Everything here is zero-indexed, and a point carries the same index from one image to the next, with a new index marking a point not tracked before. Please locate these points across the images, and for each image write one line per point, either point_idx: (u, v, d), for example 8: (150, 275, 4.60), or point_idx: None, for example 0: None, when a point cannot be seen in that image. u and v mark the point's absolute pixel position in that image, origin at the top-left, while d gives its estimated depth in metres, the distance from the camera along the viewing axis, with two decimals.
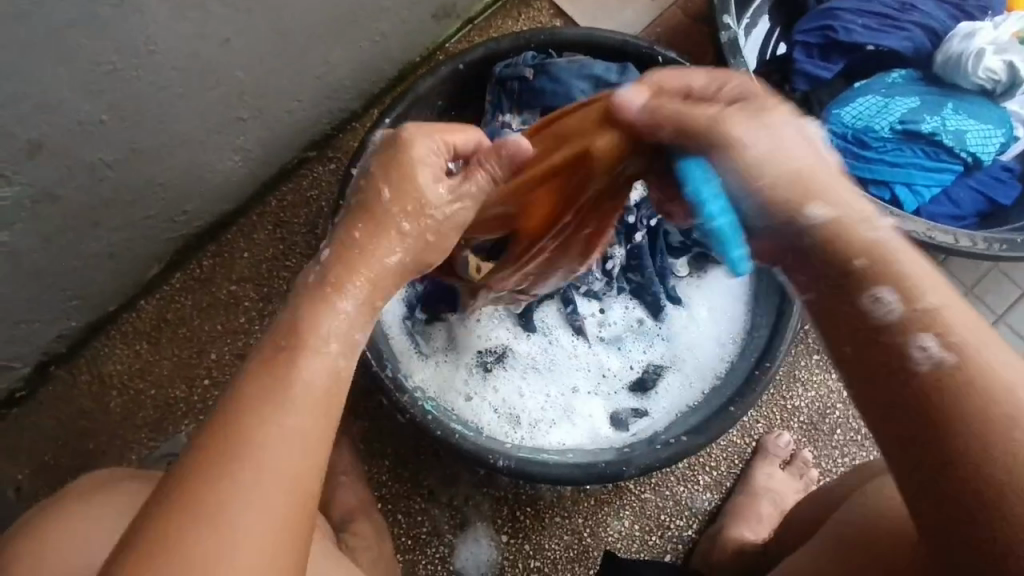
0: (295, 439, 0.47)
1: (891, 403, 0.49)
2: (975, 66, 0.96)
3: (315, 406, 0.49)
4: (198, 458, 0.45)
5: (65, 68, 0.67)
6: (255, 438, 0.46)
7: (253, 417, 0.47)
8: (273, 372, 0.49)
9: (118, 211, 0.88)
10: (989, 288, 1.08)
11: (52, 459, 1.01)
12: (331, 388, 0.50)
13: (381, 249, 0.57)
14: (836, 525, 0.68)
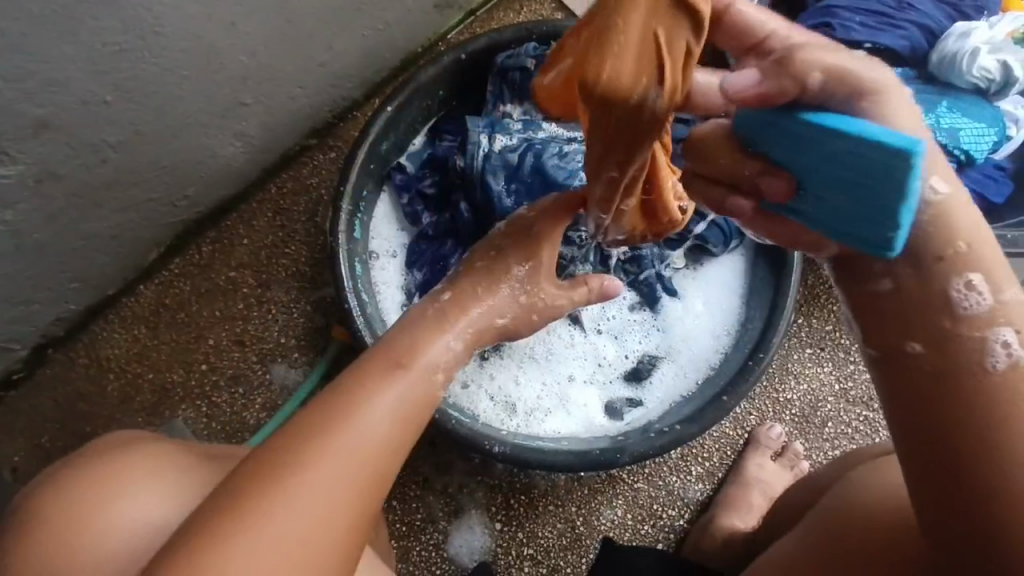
0: (379, 430, 0.53)
1: (914, 393, 0.53)
2: (970, 65, 0.97)
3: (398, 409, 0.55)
4: (293, 431, 0.52)
5: (71, 47, 0.68)
6: (345, 425, 0.52)
7: (346, 404, 0.54)
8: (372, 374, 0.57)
9: (120, 193, 0.88)
10: None
11: (49, 441, 1.02)
12: (417, 401, 0.57)
13: (492, 310, 0.65)
14: (823, 509, 0.69)
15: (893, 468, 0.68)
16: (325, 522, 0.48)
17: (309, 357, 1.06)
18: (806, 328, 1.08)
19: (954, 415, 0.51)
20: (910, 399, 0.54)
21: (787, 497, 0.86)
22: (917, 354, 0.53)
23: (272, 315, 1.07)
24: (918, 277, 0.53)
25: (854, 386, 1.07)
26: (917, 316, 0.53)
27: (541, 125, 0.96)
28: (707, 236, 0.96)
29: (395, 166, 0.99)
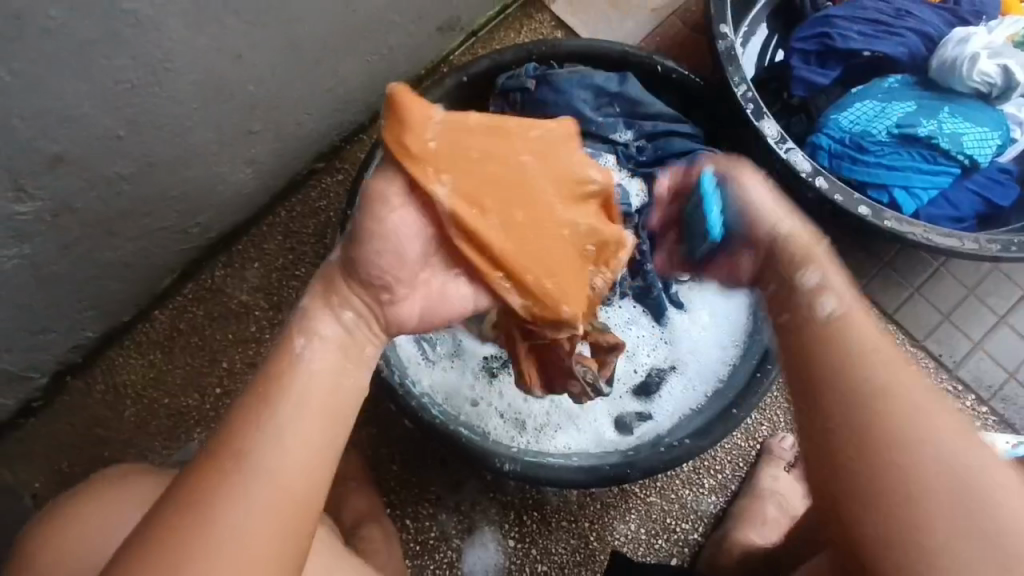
0: (294, 451, 0.50)
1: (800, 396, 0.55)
2: (970, 70, 0.97)
3: (316, 425, 0.51)
4: (202, 466, 0.49)
5: (85, 84, 0.70)
6: (254, 443, 0.49)
7: (253, 435, 0.50)
8: (273, 388, 0.51)
9: (134, 222, 0.90)
10: (990, 290, 1.09)
11: (68, 467, 1.03)
12: (327, 411, 0.52)
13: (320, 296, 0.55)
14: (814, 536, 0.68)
15: None
16: (251, 551, 0.46)
17: None
18: None
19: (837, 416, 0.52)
20: (803, 384, 0.55)
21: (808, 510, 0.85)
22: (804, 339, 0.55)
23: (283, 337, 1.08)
24: (789, 291, 0.58)
25: None
26: (793, 313, 0.57)
27: None
28: None
29: None
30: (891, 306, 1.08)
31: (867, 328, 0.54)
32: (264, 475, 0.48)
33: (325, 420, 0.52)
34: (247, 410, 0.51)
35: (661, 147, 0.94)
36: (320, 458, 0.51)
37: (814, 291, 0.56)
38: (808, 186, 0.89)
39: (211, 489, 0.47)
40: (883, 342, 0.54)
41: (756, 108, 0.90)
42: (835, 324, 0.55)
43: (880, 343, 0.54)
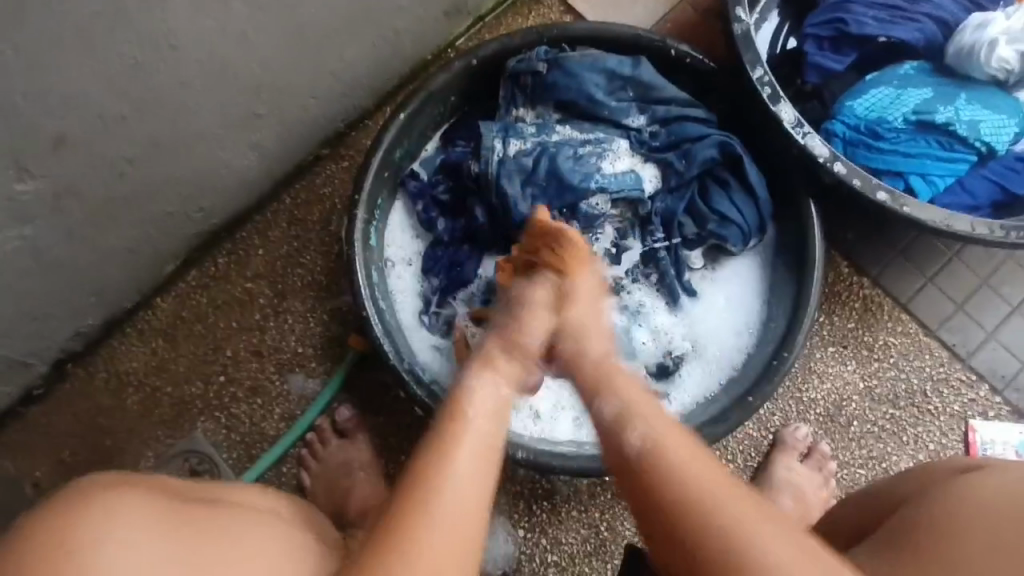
0: (475, 474, 0.56)
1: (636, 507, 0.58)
2: (988, 56, 0.95)
3: (481, 453, 0.58)
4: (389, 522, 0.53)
5: (88, 62, 0.68)
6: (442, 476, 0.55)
7: (436, 461, 0.56)
8: (442, 426, 0.60)
9: (136, 207, 0.88)
10: (1005, 278, 1.08)
11: (70, 455, 1.02)
12: (493, 441, 0.60)
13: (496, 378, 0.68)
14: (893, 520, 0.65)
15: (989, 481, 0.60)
16: None
17: (327, 366, 1.06)
18: (828, 326, 1.06)
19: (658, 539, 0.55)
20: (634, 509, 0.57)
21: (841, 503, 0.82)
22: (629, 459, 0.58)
23: (289, 325, 1.07)
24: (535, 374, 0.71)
25: (880, 384, 1.06)
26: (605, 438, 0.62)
27: (554, 128, 0.94)
28: (727, 235, 0.93)
29: (408, 174, 0.98)
30: (904, 296, 1.07)
31: (679, 443, 0.58)
32: (454, 490, 0.54)
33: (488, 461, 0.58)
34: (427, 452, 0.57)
35: (675, 132, 0.93)
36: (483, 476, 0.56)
37: (626, 426, 0.61)
38: (825, 171, 0.87)
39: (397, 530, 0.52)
40: (696, 464, 0.56)
41: (772, 92, 0.88)
42: (648, 449, 0.58)
43: (690, 462, 0.57)
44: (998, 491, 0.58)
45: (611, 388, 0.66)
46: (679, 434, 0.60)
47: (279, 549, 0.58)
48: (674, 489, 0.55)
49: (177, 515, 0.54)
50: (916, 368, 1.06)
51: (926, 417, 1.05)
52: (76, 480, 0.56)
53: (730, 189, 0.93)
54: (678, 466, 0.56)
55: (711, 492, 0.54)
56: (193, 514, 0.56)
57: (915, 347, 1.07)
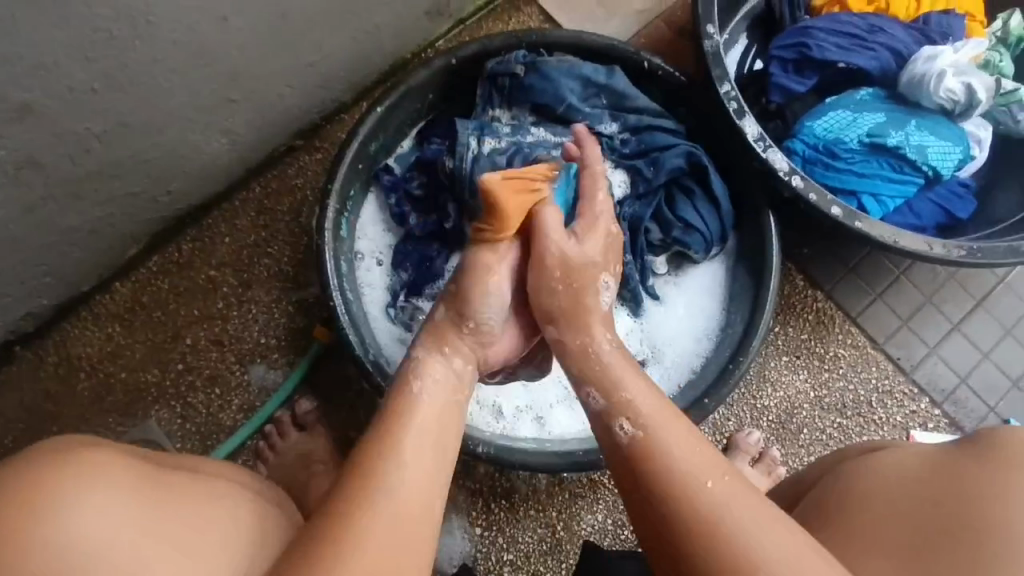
0: (420, 466, 0.57)
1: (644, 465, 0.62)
2: (937, 86, 1.02)
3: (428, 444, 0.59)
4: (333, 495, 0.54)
5: (60, 31, 0.67)
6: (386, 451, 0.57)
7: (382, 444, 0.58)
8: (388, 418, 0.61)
9: (100, 185, 0.86)
10: (947, 297, 1.14)
11: (13, 441, 0.98)
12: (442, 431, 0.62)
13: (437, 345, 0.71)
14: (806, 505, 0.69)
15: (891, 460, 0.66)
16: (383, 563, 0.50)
17: (290, 358, 1.04)
18: (782, 336, 1.11)
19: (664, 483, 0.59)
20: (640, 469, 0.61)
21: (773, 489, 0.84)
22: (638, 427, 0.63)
23: (252, 315, 1.05)
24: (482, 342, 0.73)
25: (829, 393, 1.10)
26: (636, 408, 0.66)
27: (528, 129, 0.96)
28: (690, 242, 0.97)
29: (382, 168, 0.99)
30: (854, 310, 1.13)
31: (673, 433, 0.62)
32: (394, 487, 0.55)
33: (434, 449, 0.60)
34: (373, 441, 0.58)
35: (645, 141, 0.96)
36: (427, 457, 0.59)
37: (614, 418, 0.65)
38: (785, 185, 0.91)
39: (334, 518, 0.52)
40: (686, 447, 0.61)
41: (738, 107, 0.92)
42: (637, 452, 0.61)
43: (682, 447, 0.61)
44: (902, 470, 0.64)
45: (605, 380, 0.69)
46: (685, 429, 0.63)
47: (244, 517, 0.60)
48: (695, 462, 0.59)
49: (152, 479, 0.56)
50: (863, 379, 1.11)
51: (871, 427, 1.10)
52: (43, 441, 0.55)
53: (695, 199, 0.96)
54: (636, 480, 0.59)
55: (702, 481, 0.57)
56: (166, 480, 0.57)
57: (862, 359, 1.12)
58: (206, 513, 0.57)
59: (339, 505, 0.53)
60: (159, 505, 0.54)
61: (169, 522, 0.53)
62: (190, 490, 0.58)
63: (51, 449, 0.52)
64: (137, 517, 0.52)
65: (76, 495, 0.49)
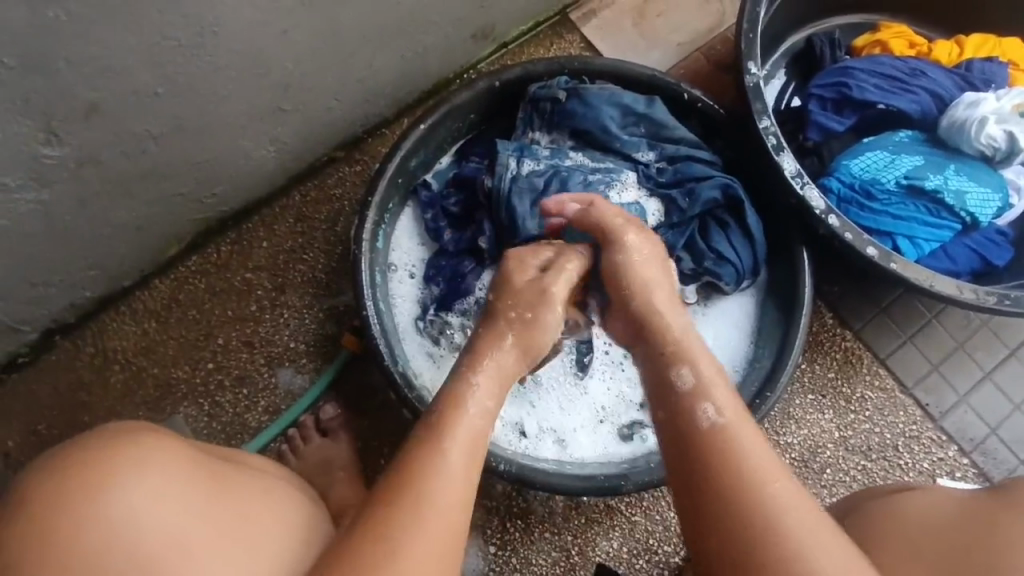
0: (460, 476, 0.58)
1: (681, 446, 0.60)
2: (978, 132, 1.02)
3: (467, 462, 0.59)
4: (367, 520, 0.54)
5: (132, 37, 0.70)
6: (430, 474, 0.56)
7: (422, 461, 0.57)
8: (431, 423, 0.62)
9: (152, 184, 0.90)
10: (978, 344, 1.12)
11: (45, 428, 1.01)
12: (480, 442, 0.61)
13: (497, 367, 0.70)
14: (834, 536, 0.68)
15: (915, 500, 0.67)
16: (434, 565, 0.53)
17: (317, 364, 1.06)
18: (809, 373, 1.10)
19: (707, 484, 0.57)
20: (682, 455, 0.59)
21: None
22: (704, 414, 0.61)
23: (283, 320, 1.07)
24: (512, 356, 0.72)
25: (854, 435, 1.09)
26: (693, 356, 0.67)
27: (567, 153, 0.98)
28: (721, 275, 0.97)
29: (420, 183, 1.01)
30: (883, 352, 1.11)
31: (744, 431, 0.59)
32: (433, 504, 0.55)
33: (467, 468, 0.59)
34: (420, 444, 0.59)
35: (681, 171, 0.97)
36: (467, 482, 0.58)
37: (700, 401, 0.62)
38: (821, 223, 0.91)
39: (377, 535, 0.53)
40: (761, 448, 0.58)
41: (776, 142, 0.93)
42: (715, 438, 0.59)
43: (758, 445, 0.59)
44: (926, 508, 0.64)
45: (697, 362, 0.66)
46: (752, 424, 0.60)
47: (292, 511, 0.62)
48: (745, 454, 0.57)
49: (204, 468, 0.57)
50: (889, 422, 1.09)
51: (897, 472, 1.08)
52: (101, 428, 0.57)
53: (729, 232, 0.97)
54: (738, 444, 0.58)
55: (767, 462, 0.57)
56: (215, 468, 0.59)
57: (890, 403, 1.10)
58: (252, 500, 0.59)
59: (374, 523, 0.54)
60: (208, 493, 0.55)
61: (221, 510, 0.55)
62: (239, 481, 0.60)
63: (100, 440, 0.54)
64: (172, 506, 0.52)
65: (116, 484, 0.51)
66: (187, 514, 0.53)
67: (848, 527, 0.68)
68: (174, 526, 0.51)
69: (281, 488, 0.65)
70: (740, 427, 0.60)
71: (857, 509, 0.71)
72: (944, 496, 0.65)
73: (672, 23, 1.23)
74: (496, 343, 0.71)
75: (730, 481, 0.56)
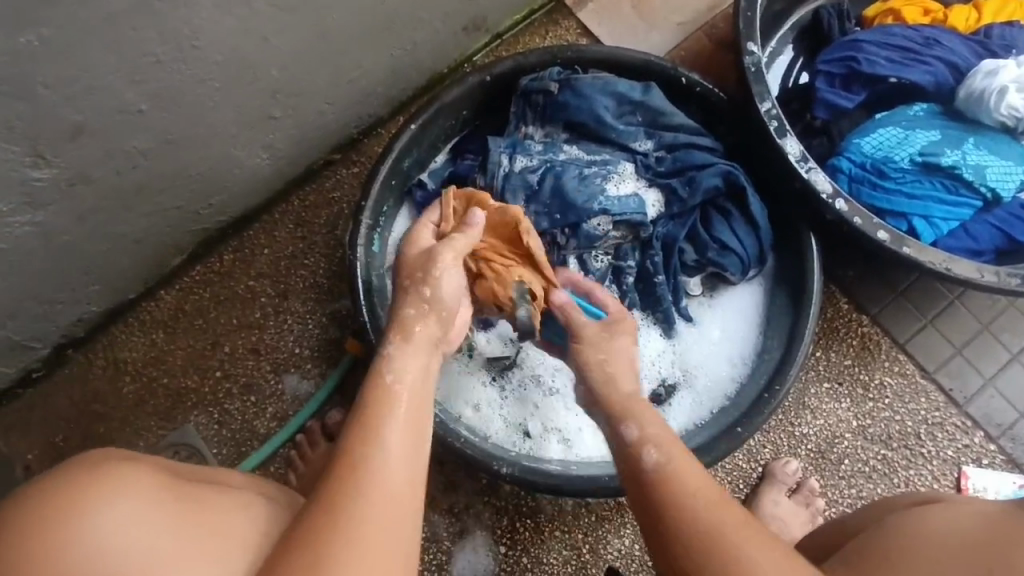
0: (399, 460, 0.56)
1: (632, 480, 0.66)
2: (998, 102, 0.96)
3: (408, 443, 0.58)
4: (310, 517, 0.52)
5: (110, 56, 0.70)
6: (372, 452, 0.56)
7: (362, 445, 0.56)
8: (367, 409, 0.60)
9: (147, 198, 0.90)
10: (1005, 325, 1.07)
11: (62, 440, 1.03)
12: (416, 425, 0.60)
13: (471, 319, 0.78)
14: (857, 543, 0.66)
15: (941, 512, 0.63)
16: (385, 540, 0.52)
17: (322, 369, 1.07)
18: (824, 361, 1.06)
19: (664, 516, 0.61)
20: (641, 507, 0.64)
21: (810, 534, 0.81)
22: (649, 456, 0.65)
23: (287, 326, 1.08)
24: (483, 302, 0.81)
25: (873, 423, 1.05)
26: (637, 412, 0.70)
27: (560, 147, 0.95)
28: (726, 264, 0.94)
29: (416, 183, 0.99)
30: (902, 336, 1.07)
31: (692, 479, 0.62)
32: (374, 479, 0.54)
33: (409, 437, 0.59)
34: (355, 432, 0.58)
35: (682, 159, 0.94)
36: (410, 465, 0.57)
37: (640, 447, 0.66)
38: (828, 208, 0.88)
39: (328, 514, 0.52)
40: (705, 486, 0.62)
41: (779, 126, 0.89)
42: (660, 479, 0.63)
43: (698, 485, 0.62)
44: (954, 521, 0.61)
45: (642, 417, 0.69)
46: (698, 471, 0.64)
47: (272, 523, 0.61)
48: (689, 509, 0.60)
49: (174, 489, 0.57)
50: (910, 409, 1.05)
51: (919, 460, 1.04)
52: (71, 456, 0.57)
53: (733, 220, 0.94)
54: (682, 482, 0.62)
55: (711, 491, 0.61)
56: (187, 489, 0.59)
57: (910, 388, 1.06)
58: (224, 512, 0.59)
59: (313, 519, 0.52)
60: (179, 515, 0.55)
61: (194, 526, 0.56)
62: (211, 502, 0.60)
63: (74, 466, 0.54)
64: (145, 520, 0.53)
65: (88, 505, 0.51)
66: (160, 534, 0.53)
67: (870, 536, 0.65)
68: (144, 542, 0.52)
69: (262, 505, 0.64)
70: (685, 480, 0.62)
71: (880, 520, 0.69)
72: (972, 508, 0.62)
73: (671, 3, 1.19)
74: (408, 326, 0.69)
75: (704, 543, 0.57)
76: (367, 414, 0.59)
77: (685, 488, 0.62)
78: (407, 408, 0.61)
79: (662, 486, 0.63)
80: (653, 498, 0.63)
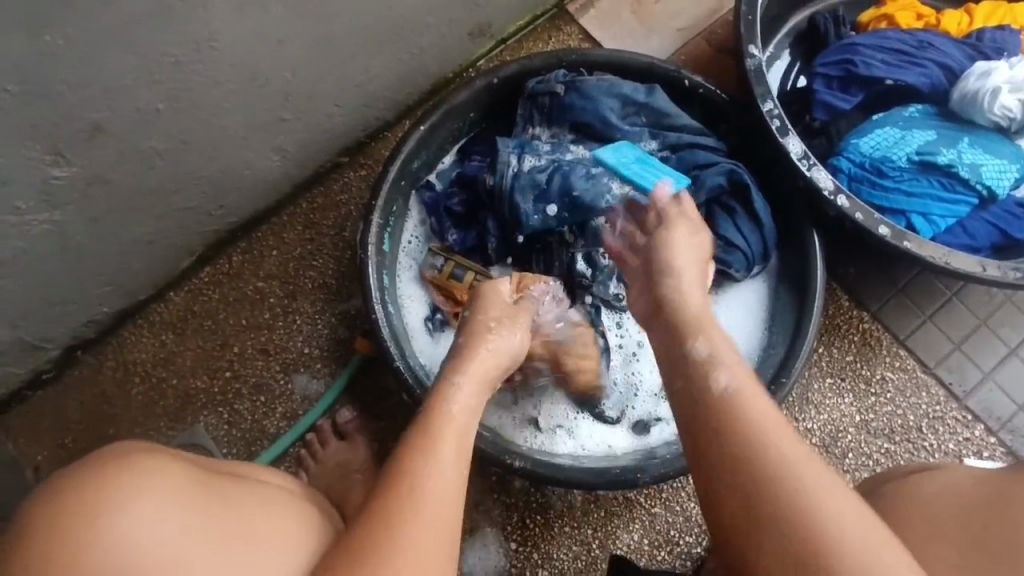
0: (448, 474, 0.58)
1: (704, 440, 0.57)
2: (991, 103, 0.99)
3: (454, 463, 0.59)
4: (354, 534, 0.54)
5: (130, 56, 0.71)
6: (421, 469, 0.57)
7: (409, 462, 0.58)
8: (418, 430, 0.62)
9: (161, 199, 0.91)
10: (1002, 320, 1.10)
11: (71, 442, 1.03)
12: (465, 444, 0.62)
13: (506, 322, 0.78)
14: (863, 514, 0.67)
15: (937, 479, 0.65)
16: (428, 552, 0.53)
17: (331, 368, 1.07)
18: (827, 356, 1.08)
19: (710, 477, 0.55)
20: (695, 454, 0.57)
21: None
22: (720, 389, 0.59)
23: (297, 326, 1.09)
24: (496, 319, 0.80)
25: (876, 417, 1.07)
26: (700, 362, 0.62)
27: (567, 147, 0.97)
28: (729, 260, 0.96)
29: (424, 184, 1.02)
30: (902, 332, 1.09)
31: (769, 422, 0.56)
32: (425, 494, 0.56)
33: (457, 453, 0.60)
34: (410, 449, 0.60)
35: (685, 158, 0.96)
36: (454, 484, 0.58)
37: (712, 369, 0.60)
38: (830, 204, 0.90)
39: (375, 526, 0.54)
40: (790, 439, 0.54)
41: (781, 125, 0.91)
42: (720, 420, 0.57)
43: (772, 428, 0.55)
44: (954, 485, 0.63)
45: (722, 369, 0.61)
46: (771, 408, 0.57)
47: (293, 518, 0.62)
48: (741, 444, 0.55)
49: (193, 482, 0.58)
50: (911, 403, 1.07)
51: (921, 453, 1.06)
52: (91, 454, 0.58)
53: (736, 217, 0.96)
54: (747, 412, 0.56)
55: (803, 468, 0.52)
56: (205, 481, 0.60)
57: (911, 382, 1.08)
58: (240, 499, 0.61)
59: (356, 535, 0.54)
60: (203, 508, 0.56)
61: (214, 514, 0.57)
62: (233, 495, 0.61)
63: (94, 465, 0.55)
64: (168, 512, 0.54)
65: (113, 501, 0.52)
66: (184, 522, 0.54)
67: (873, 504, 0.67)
68: (170, 531, 0.53)
69: (280, 498, 0.65)
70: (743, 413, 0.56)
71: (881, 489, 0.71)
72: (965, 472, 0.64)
73: (670, 9, 1.22)
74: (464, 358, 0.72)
75: (727, 463, 0.54)
76: (417, 436, 0.61)
77: (757, 447, 0.54)
78: (458, 435, 0.62)
79: (725, 421, 0.57)
80: (717, 451, 0.55)
